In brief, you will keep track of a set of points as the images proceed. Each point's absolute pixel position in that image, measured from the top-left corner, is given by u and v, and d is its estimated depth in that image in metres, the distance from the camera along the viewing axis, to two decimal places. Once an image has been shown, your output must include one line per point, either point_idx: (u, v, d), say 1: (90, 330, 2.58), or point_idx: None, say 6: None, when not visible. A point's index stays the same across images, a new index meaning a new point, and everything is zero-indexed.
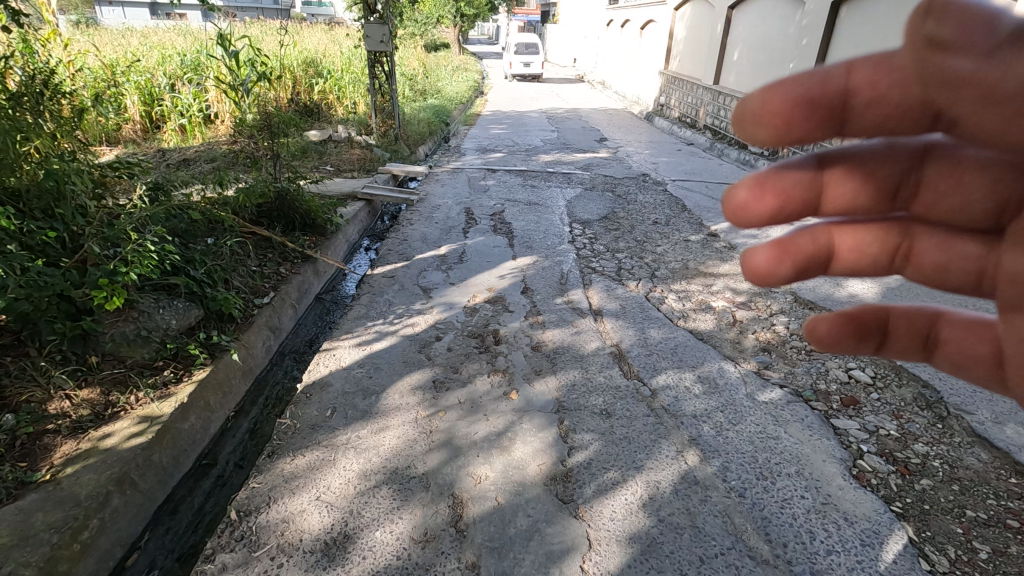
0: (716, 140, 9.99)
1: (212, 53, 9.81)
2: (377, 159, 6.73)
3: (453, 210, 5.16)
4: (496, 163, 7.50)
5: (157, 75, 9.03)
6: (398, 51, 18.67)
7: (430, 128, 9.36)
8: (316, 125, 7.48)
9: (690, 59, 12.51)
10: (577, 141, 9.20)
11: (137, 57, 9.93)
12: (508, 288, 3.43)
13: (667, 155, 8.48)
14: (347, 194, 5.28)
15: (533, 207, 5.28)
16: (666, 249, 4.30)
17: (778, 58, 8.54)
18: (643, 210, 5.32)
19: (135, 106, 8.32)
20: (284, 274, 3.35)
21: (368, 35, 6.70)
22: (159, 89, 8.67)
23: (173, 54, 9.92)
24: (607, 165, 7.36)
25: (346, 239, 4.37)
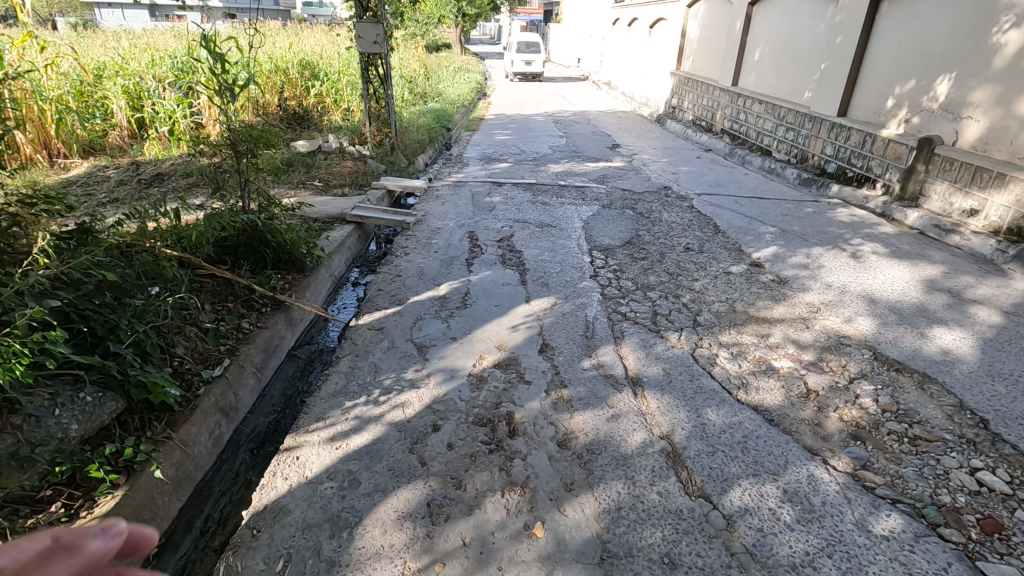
0: (736, 146, 9.35)
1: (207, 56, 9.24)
2: (370, 173, 6.12)
3: (455, 233, 4.52)
4: (501, 174, 6.88)
5: (147, 78, 8.46)
6: (398, 52, 18.09)
7: (430, 136, 8.75)
8: (305, 134, 6.86)
9: (704, 59, 11.84)
10: (588, 149, 8.57)
11: (128, 59, 9.38)
12: (522, 345, 2.79)
13: (685, 164, 7.85)
14: (334, 216, 4.66)
15: (546, 229, 4.65)
16: (705, 285, 3.66)
17: (806, 58, 7.89)
18: (671, 233, 4.68)
19: (123, 111, 7.74)
20: (246, 330, 2.74)
21: (361, 35, 6.08)
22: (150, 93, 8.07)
23: (166, 56, 9.36)
24: (623, 176, 6.73)
25: (330, 275, 3.74)
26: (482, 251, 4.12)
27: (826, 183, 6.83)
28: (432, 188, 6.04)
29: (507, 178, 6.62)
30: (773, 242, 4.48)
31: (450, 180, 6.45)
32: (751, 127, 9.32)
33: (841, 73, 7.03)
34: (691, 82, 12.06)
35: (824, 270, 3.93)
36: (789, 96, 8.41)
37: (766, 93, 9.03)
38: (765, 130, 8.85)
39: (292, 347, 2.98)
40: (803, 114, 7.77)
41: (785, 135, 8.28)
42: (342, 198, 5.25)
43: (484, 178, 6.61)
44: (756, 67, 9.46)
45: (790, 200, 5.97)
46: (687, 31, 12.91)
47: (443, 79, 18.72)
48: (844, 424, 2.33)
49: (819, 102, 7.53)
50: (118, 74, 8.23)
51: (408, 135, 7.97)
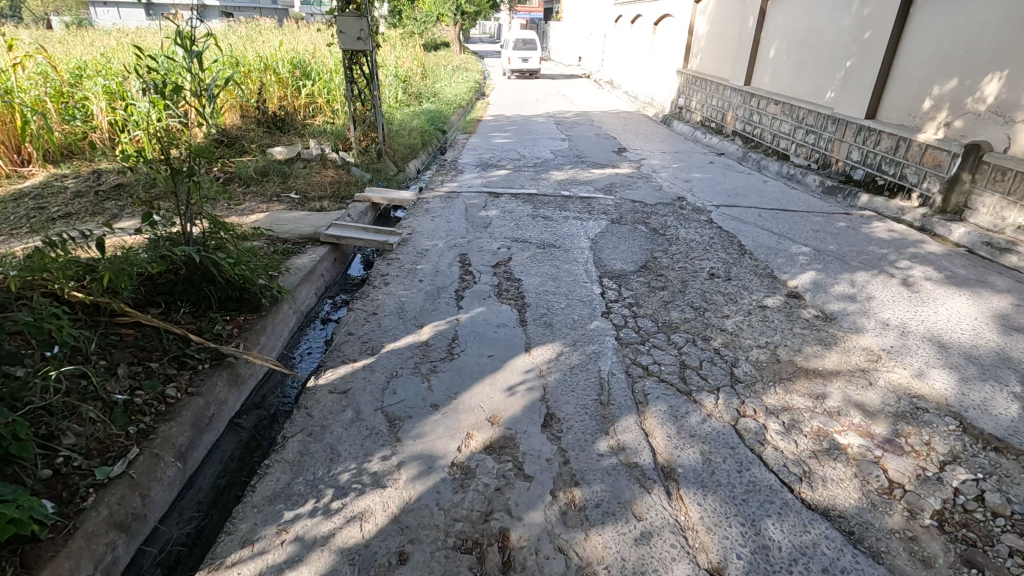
0: (750, 149, 8.79)
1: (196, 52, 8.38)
2: (353, 183, 5.55)
3: (445, 255, 3.96)
4: (499, 182, 6.32)
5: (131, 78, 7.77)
6: (394, 52, 17.53)
7: (423, 140, 8.18)
8: (283, 139, 6.28)
9: (713, 57, 11.26)
10: (592, 153, 8.01)
11: (111, 57, 8.78)
12: (521, 415, 2.22)
13: (698, 170, 7.27)
14: (307, 236, 4.10)
15: (548, 251, 4.09)
16: (738, 323, 3.10)
17: (829, 55, 7.31)
18: (691, 254, 4.12)
19: (103, 113, 6.98)
20: (171, 400, 2.15)
21: (343, 31, 5.51)
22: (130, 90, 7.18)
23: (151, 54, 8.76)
24: (632, 185, 6.16)
25: (294, 312, 3.17)
26: (475, 279, 3.55)
27: (854, 192, 6.26)
28: (422, 199, 5.47)
29: (505, 187, 6.05)
30: (809, 267, 3.92)
31: (443, 190, 5.88)
32: (767, 129, 8.75)
33: (869, 72, 6.45)
34: (700, 81, 11.47)
35: (876, 303, 3.36)
36: (808, 96, 7.83)
37: (783, 93, 8.46)
38: (783, 134, 8.27)
39: (235, 413, 2.40)
40: (825, 116, 7.20)
41: (805, 138, 7.71)
42: (318, 213, 4.67)
43: (480, 187, 6.04)
44: (772, 65, 8.88)
45: (818, 212, 5.40)
46: (695, 28, 12.33)
47: (441, 78, 18.15)
48: (949, 539, 1.75)
49: (843, 102, 6.96)
50: (98, 74, 7.64)
51: (398, 140, 7.39)
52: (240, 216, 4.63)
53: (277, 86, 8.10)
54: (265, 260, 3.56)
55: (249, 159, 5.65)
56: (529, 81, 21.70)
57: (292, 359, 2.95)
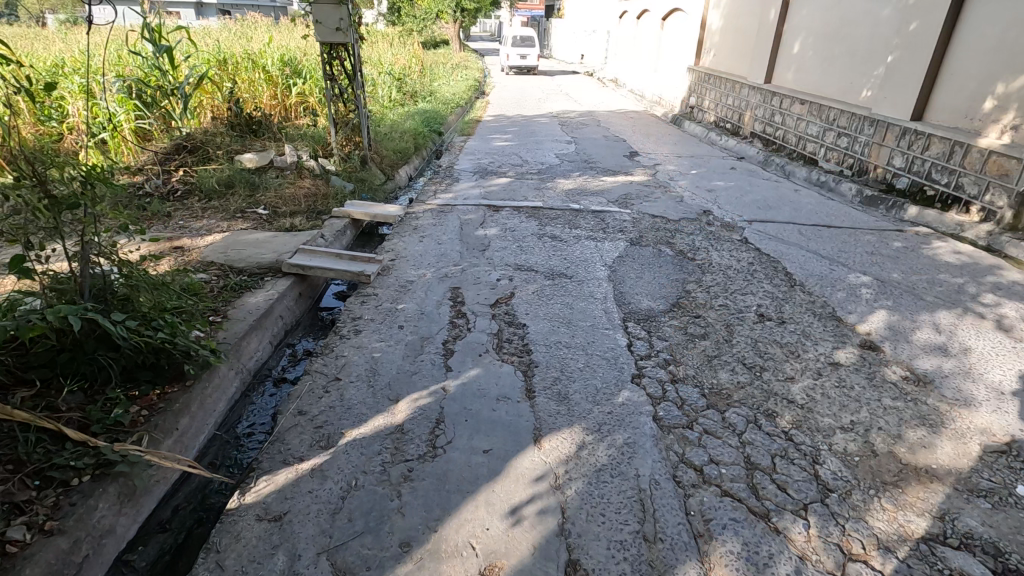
0: (772, 153, 8.11)
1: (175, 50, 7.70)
2: (331, 195, 4.86)
3: (434, 289, 3.26)
4: (500, 192, 5.64)
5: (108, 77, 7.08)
6: (391, 51, 16.88)
7: (415, 143, 7.48)
8: (256, 143, 5.58)
9: (729, 53, 10.54)
10: (602, 158, 7.33)
11: (89, 54, 8.14)
12: (530, 566, 1.52)
13: (720, 177, 6.57)
14: (266, 266, 3.40)
15: (559, 283, 3.40)
16: (807, 390, 2.41)
17: (867, 49, 6.60)
18: (730, 286, 3.43)
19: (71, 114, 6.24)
20: (11, 550, 1.45)
21: (320, 21, 4.81)
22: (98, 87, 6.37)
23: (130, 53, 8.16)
24: (649, 196, 5.47)
25: (237, 375, 2.48)
26: (469, 325, 2.85)
27: (900, 203, 5.55)
28: (410, 214, 4.77)
29: (506, 198, 5.36)
30: (875, 304, 3.23)
31: (436, 203, 5.19)
32: (791, 131, 8.05)
33: (914, 68, 5.74)
34: (714, 79, 10.76)
35: (975, 358, 2.66)
36: (840, 95, 7.12)
37: (810, 91, 7.76)
38: (811, 137, 7.56)
39: (125, 545, 1.71)
40: (862, 117, 6.49)
41: (836, 141, 7.00)
42: (286, 233, 3.97)
43: (478, 199, 5.35)
44: (796, 61, 8.17)
45: (866, 229, 4.71)
46: (708, 22, 11.61)
47: (440, 77, 17.48)
48: None
49: (883, 102, 6.23)
50: (73, 73, 7.02)
51: (387, 144, 6.70)
52: (194, 238, 3.94)
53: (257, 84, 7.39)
54: (208, 302, 2.86)
55: (214, 167, 4.96)
56: (531, 78, 21.01)
57: (229, 442, 2.26)
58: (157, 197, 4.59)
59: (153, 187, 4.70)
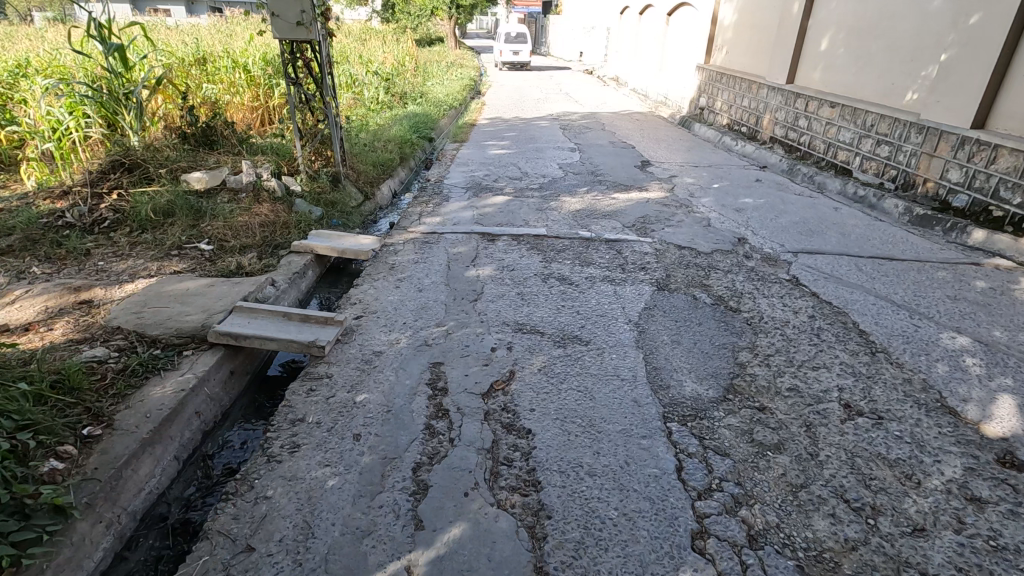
0: (797, 162, 7.34)
1: (133, 49, 6.88)
2: (292, 225, 4.05)
3: (409, 368, 2.46)
4: (497, 213, 4.85)
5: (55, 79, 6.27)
6: (383, 49, 16.07)
7: (400, 153, 6.68)
8: (209, 158, 4.76)
9: (744, 51, 9.74)
10: (611, 168, 6.56)
11: (39, 51, 7.29)
12: None
13: (746, 192, 5.79)
14: (187, 334, 2.58)
15: (572, 353, 2.61)
16: (955, 555, 1.62)
17: (915, 46, 5.80)
18: (793, 355, 2.65)
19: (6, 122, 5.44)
20: None
21: (277, 14, 4.00)
22: (36, 91, 5.55)
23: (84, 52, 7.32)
24: (671, 219, 4.69)
25: (106, 532, 1.69)
26: (454, 432, 2.06)
27: (962, 225, 4.78)
28: (388, 246, 3.98)
29: (504, 223, 4.58)
30: (991, 382, 2.45)
31: (421, 229, 4.40)
32: (820, 137, 7.27)
33: (976, 68, 4.95)
34: (728, 78, 9.97)
35: None
36: (880, 99, 6.32)
37: (841, 93, 6.97)
38: (844, 144, 6.77)
39: None
40: (908, 124, 5.71)
41: (875, 150, 6.23)
42: (225, 280, 3.16)
43: (470, 223, 4.56)
44: (825, 59, 7.38)
45: (933, 261, 3.95)
46: (720, 17, 10.80)
47: (433, 76, 16.66)
48: None
49: (934, 106, 5.44)
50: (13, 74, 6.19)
51: (367, 154, 5.89)
52: (108, 287, 3.12)
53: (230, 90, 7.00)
54: (87, 405, 2.06)
55: (153, 189, 4.14)
56: (529, 76, 20.21)
57: None
58: (78, 228, 3.78)
59: (77, 215, 3.89)
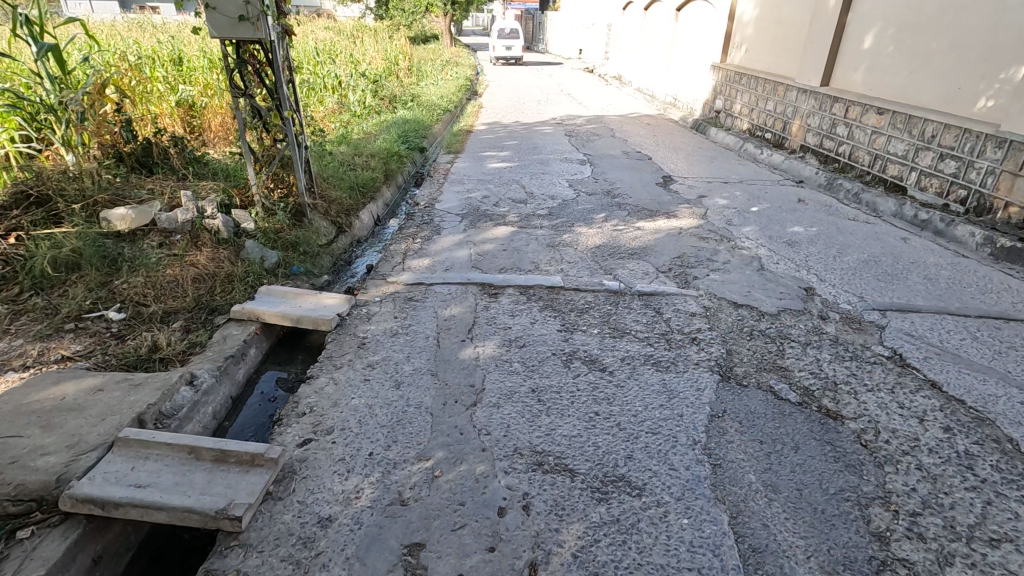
0: (836, 177, 6.49)
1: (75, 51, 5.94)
2: (237, 278, 3.16)
3: (374, 557, 1.57)
4: (500, 250, 3.97)
5: None
6: (373, 48, 15.11)
7: (385, 169, 5.79)
8: (143, 187, 3.88)
9: (767, 49, 8.89)
10: (629, 187, 5.68)
11: None
12: None
13: (792, 217, 4.92)
14: (32, 497, 1.67)
15: (623, 516, 1.73)
16: None
17: (992, 44, 4.94)
18: (953, 514, 1.77)
19: None
20: None
21: (214, 5, 3.09)
22: None
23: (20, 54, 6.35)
24: (714, 259, 3.82)
25: None
26: None
27: None
28: (361, 305, 3.08)
29: (509, 265, 3.70)
30: None
31: (406, 275, 3.51)
32: (865, 147, 6.40)
33: None
34: (750, 79, 9.09)
35: None
36: (941, 104, 5.48)
37: (891, 98, 6.12)
38: (897, 157, 5.91)
39: None
40: (984, 136, 4.85)
41: (937, 165, 5.38)
42: (120, 379, 2.24)
43: (467, 266, 3.67)
44: (870, 58, 6.51)
45: None
46: (738, 13, 9.92)
47: (427, 76, 15.70)
48: None
49: (1017, 116, 4.59)
50: None
51: (342, 173, 4.99)
52: None
53: (206, 93, 6.57)
54: None
55: (59, 231, 3.21)
56: (528, 74, 19.26)
57: None
58: None
59: None
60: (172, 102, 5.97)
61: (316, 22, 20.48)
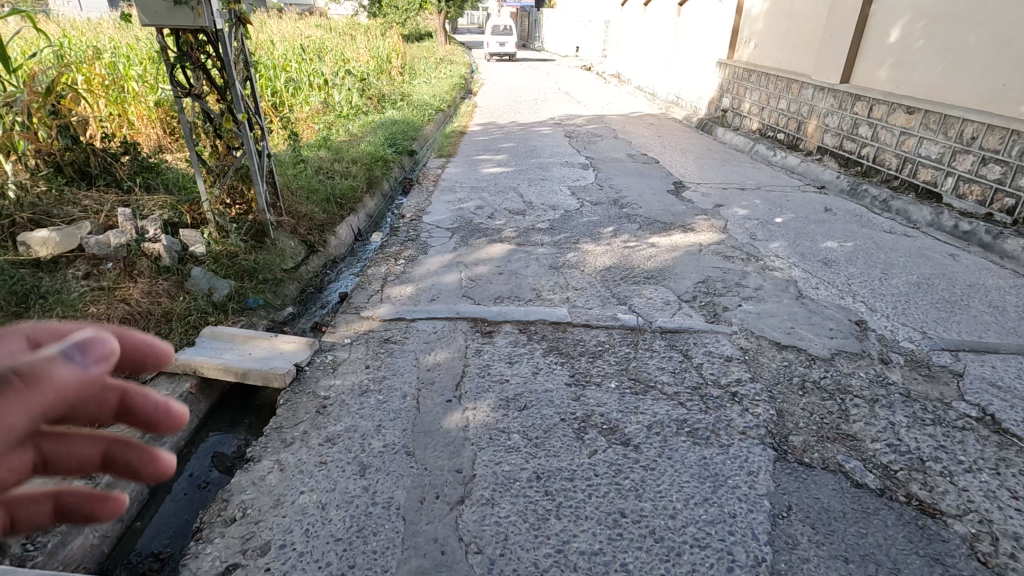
0: (860, 182, 5.98)
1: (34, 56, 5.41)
2: (176, 317, 2.61)
3: None
4: (495, 273, 3.43)
5: None
6: (363, 45, 14.49)
7: (368, 177, 5.24)
8: (76, 204, 3.27)
9: (779, 44, 8.36)
10: (638, 195, 5.14)
11: None
12: None
13: (821, 230, 4.40)
14: None
15: None
16: None
17: None
18: None
19: None
20: None
21: None
22: None
23: None
24: (743, 283, 3.29)
25: None
26: None
27: None
28: (327, 350, 2.54)
29: (505, 293, 3.17)
30: None
31: (384, 307, 2.97)
32: (892, 150, 5.89)
33: None
34: (760, 75, 8.57)
35: None
36: (980, 103, 4.99)
37: (923, 96, 5.61)
38: (929, 161, 5.41)
39: None
40: None
41: (979, 170, 4.88)
42: None
43: (457, 295, 3.13)
44: (897, 53, 6.00)
45: None
46: (746, 6, 9.41)
47: (419, 74, 15.13)
48: None
49: None
50: None
51: (317, 182, 4.44)
52: None
53: None
54: None
55: None
56: (524, 72, 18.70)
57: None
58: None
59: None
60: (153, 101, 5.60)
61: (305, 19, 19.80)
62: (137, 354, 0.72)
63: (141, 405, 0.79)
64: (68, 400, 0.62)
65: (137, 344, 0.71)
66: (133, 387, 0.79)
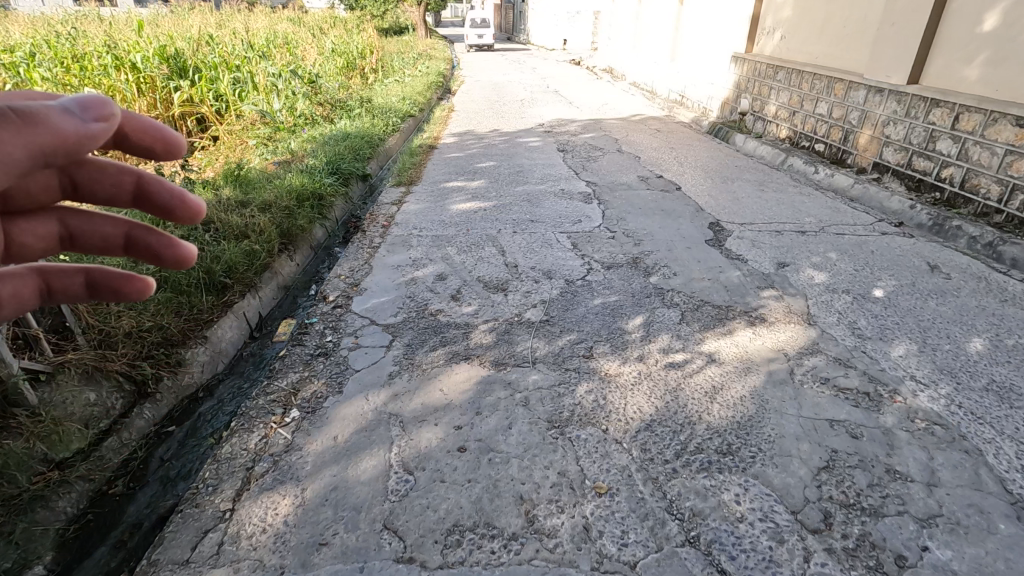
0: (950, 216, 4.54)
1: None
2: None
3: None
4: (453, 447, 1.94)
5: None
6: (326, 40, 12.78)
7: (283, 228, 3.70)
8: None
9: (815, 34, 6.91)
10: (667, 249, 3.65)
11: None
12: None
13: (948, 313, 2.95)
14: None
15: None
16: None
17: None
18: None
19: None
20: None
21: None
22: None
23: None
24: (900, 471, 1.82)
25: None
26: None
27: None
28: None
29: (467, 514, 1.67)
30: None
31: None
32: (992, 174, 4.47)
33: None
34: (790, 73, 7.11)
35: None
36: None
37: None
38: None
39: None
40: None
41: None
42: None
43: (371, 525, 1.63)
44: (995, 45, 4.57)
45: None
46: None
47: (392, 72, 13.45)
48: None
49: None
50: None
51: None
52: None
53: None
54: None
55: None
56: (508, 66, 17.09)
57: None
58: None
59: None
60: None
61: (266, 10, 17.89)
62: (149, 140, 0.92)
63: (155, 195, 0.99)
64: (68, 150, 0.80)
65: (147, 133, 0.92)
66: (147, 186, 1.00)
